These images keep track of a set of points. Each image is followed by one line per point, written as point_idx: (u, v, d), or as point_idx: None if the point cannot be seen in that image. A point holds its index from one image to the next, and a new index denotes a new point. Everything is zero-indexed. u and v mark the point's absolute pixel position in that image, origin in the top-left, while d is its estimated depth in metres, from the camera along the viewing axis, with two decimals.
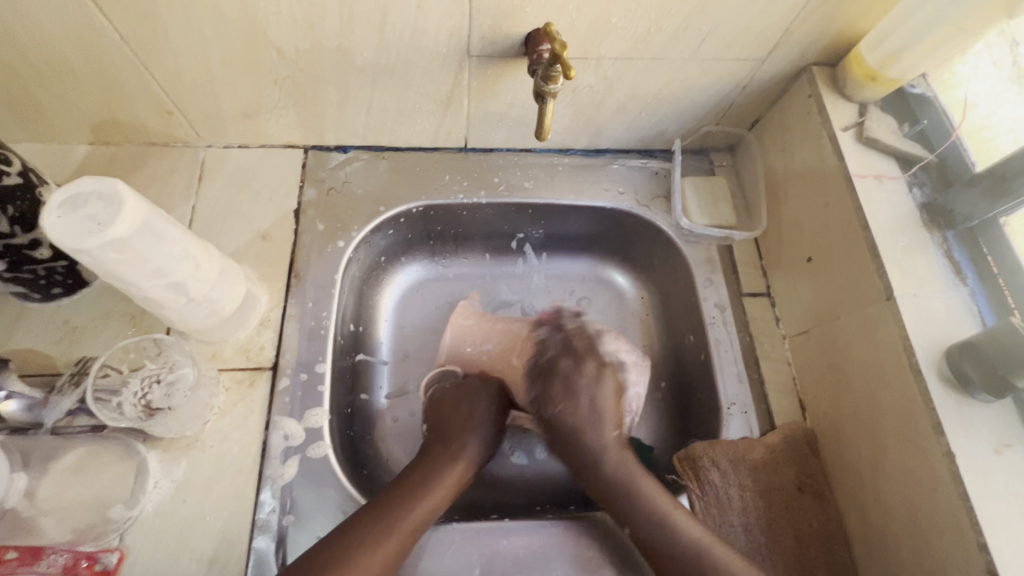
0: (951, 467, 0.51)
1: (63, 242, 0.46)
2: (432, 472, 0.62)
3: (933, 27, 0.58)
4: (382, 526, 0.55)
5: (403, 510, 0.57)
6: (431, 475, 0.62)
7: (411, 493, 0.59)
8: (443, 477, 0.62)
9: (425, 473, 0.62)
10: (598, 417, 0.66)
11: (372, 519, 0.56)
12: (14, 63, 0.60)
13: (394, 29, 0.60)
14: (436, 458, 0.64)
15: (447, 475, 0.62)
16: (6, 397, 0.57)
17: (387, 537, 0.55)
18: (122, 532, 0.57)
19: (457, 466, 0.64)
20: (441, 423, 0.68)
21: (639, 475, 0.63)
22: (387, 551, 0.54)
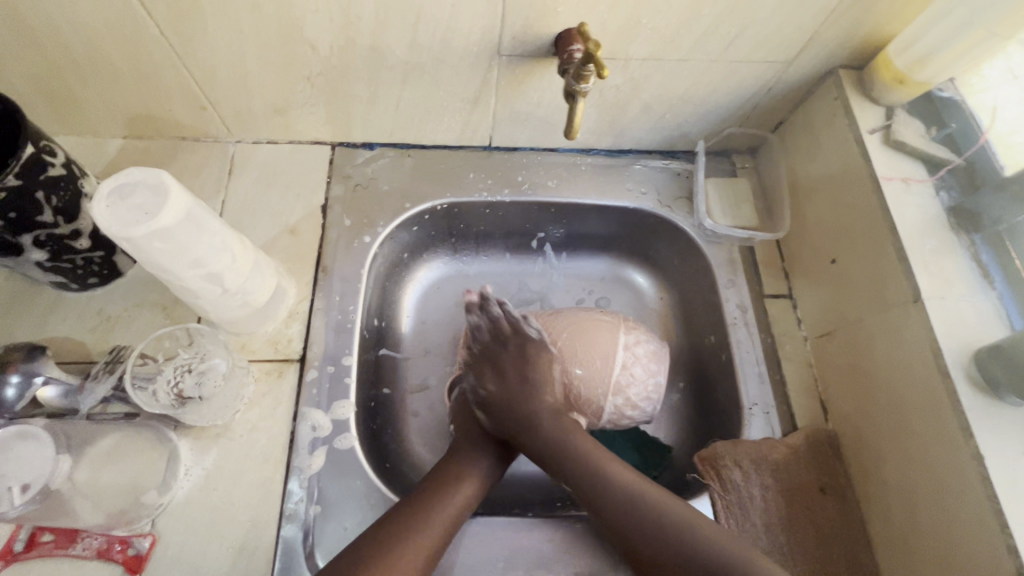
0: (980, 469, 0.51)
1: (111, 230, 0.48)
2: (465, 466, 0.64)
3: (963, 31, 0.59)
4: (424, 511, 0.57)
5: (441, 498, 0.59)
6: (463, 468, 0.63)
7: (447, 485, 0.61)
8: (475, 470, 0.64)
9: (460, 467, 0.64)
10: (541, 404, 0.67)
11: (409, 509, 0.57)
12: (57, 57, 0.62)
13: (427, 28, 0.61)
14: (469, 454, 0.66)
15: (478, 468, 0.64)
16: (44, 382, 0.58)
17: (427, 525, 0.56)
18: (154, 517, 0.58)
19: (488, 460, 0.66)
20: (467, 423, 0.70)
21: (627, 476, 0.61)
22: (428, 539, 0.55)
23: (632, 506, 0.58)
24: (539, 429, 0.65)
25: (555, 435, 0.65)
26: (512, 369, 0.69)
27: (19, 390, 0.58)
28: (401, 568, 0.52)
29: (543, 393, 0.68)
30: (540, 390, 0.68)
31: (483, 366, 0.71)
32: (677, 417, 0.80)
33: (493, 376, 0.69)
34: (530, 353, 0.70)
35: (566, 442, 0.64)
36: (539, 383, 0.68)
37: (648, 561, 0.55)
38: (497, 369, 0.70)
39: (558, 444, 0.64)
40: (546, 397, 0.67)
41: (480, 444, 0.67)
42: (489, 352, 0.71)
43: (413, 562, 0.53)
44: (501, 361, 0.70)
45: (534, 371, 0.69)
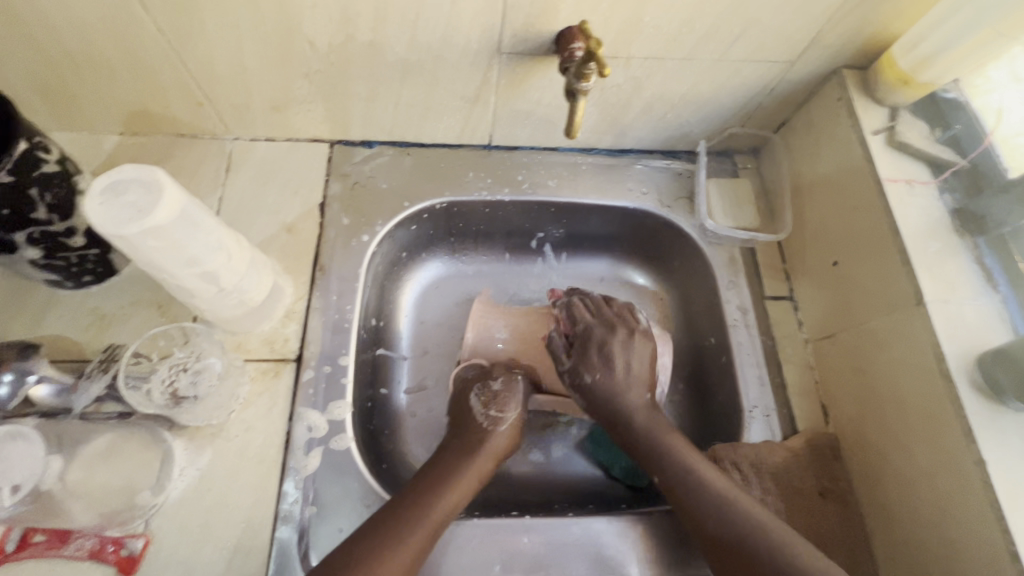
0: (982, 475, 0.51)
1: (105, 228, 0.47)
2: (450, 467, 0.61)
3: (969, 32, 0.58)
4: (410, 514, 0.55)
5: (427, 500, 0.57)
6: (453, 466, 0.62)
7: (433, 488, 0.59)
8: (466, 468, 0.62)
9: (450, 465, 0.62)
10: (621, 387, 0.66)
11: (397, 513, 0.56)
12: (52, 52, 0.61)
13: (427, 25, 0.60)
14: (456, 455, 0.63)
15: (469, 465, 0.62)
16: (37, 382, 0.57)
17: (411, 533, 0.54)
18: (147, 518, 0.57)
19: (475, 460, 0.63)
20: (460, 417, 0.68)
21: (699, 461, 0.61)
22: (413, 547, 0.54)
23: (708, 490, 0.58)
24: (632, 423, 0.64)
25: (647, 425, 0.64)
26: (608, 363, 0.67)
27: (11, 388, 0.56)
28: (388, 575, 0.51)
29: (636, 388, 0.66)
30: (626, 389, 0.66)
31: (580, 355, 0.68)
32: (676, 419, 0.79)
33: (590, 366, 0.67)
34: (625, 343, 0.68)
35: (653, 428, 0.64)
36: (630, 379, 0.66)
37: (713, 537, 0.56)
38: (597, 354, 0.67)
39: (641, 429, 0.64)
40: (637, 395, 0.66)
41: (469, 442, 0.65)
42: (591, 342, 0.68)
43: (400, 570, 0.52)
44: (593, 353, 0.67)
45: (631, 362, 0.67)
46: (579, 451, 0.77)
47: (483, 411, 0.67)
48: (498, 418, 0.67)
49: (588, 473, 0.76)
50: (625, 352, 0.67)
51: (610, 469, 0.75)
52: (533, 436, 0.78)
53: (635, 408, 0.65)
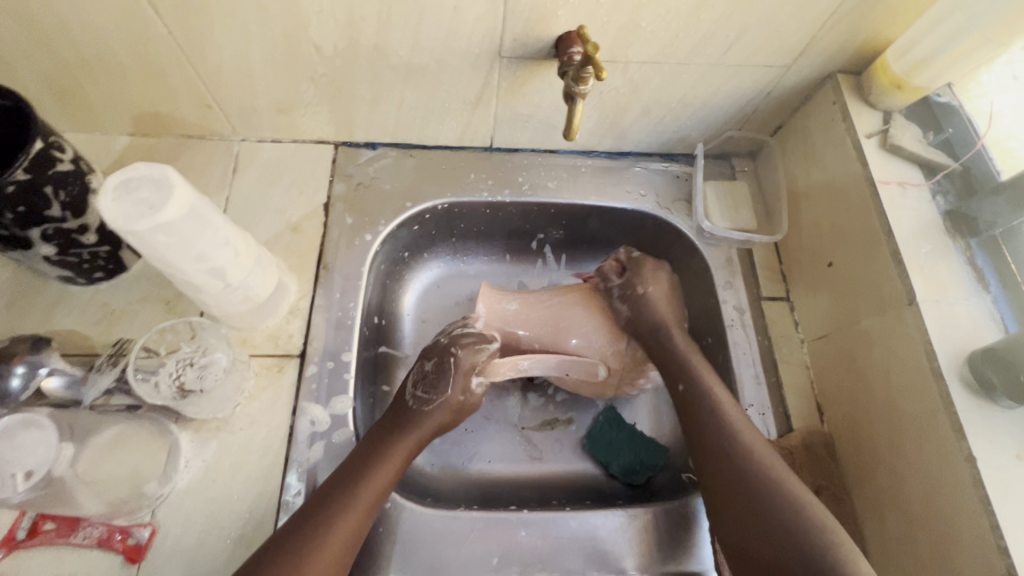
0: (972, 471, 0.52)
1: (117, 224, 0.49)
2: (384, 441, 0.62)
3: (959, 38, 0.60)
4: (336, 503, 0.55)
5: (354, 486, 0.57)
6: (379, 447, 0.61)
7: (369, 461, 0.59)
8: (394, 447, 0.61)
9: (375, 445, 0.61)
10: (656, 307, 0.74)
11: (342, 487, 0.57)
12: (67, 55, 0.63)
13: (430, 30, 0.62)
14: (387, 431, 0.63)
15: (398, 445, 0.62)
16: (49, 373, 0.60)
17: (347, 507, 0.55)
18: (154, 508, 0.58)
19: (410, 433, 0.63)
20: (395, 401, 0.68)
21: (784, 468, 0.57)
22: (352, 522, 0.55)
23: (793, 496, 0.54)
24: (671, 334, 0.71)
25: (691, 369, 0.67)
26: (648, 284, 0.74)
27: (24, 380, 0.59)
28: (332, 548, 0.53)
29: (670, 312, 0.73)
30: (658, 308, 0.73)
31: (634, 272, 0.75)
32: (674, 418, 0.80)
33: (642, 280, 0.74)
34: (664, 277, 0.76)
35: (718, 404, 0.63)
36: (671, 304, 0.75)
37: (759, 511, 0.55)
38: (648, 274, 0.75)
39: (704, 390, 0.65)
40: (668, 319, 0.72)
41: (395, 422, 0.64)
42: (642, 264, 0.76)
43: (342, 543, 0.54)
44: (645, 271, 0.75)
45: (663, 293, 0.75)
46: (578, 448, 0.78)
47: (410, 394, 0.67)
48: (427, 399, 0.66)
49: (586, 470, 0.77)
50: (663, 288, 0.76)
51: (607, 467, 0.76)
52: (532, 434, 0.78)
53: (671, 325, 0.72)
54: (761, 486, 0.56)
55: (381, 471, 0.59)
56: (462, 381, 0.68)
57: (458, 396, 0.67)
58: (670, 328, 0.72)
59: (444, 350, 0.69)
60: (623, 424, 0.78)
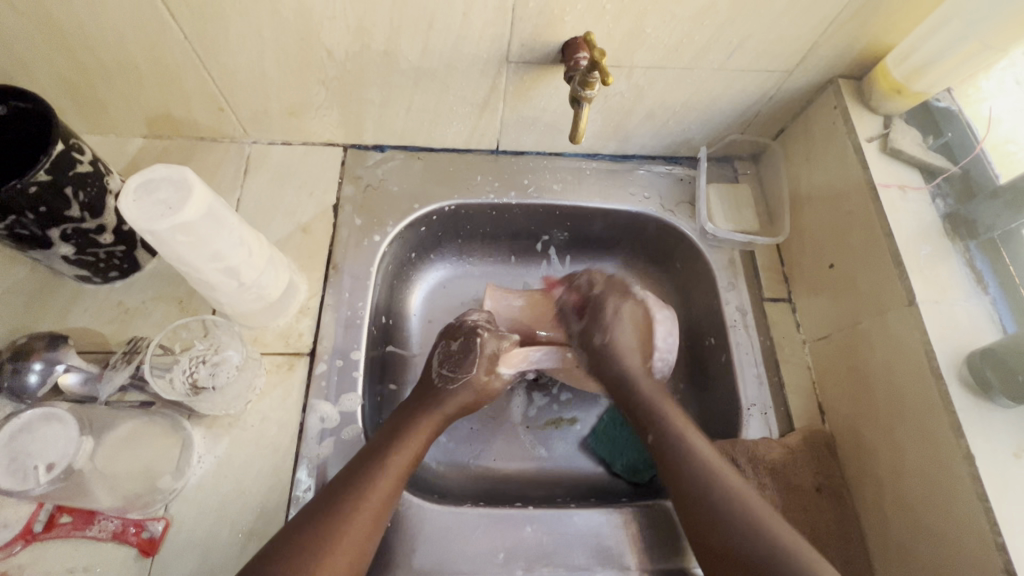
0: (970, 469, 0.53)
1: (137, 223, 0.50)
2: (405, 425, 0.64)
3: (958, 44, 0.61)
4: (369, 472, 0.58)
5: (384, 458, 0.59)
6: (406, 424, 0.64)
7: (390, 442, 0.61)
8: (419, 425, 0.65)
9: (403, 423, 0.64)
10: (618, 355, 0.71)
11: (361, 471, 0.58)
12: (85, 59, 0.65)
13: (439, 35, 0.64)
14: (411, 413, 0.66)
15: (423, 423, 0.65)
16: (66, 370, 0.61)
17: (374, 487, 0.57)
18: (167, 502, 0.60)
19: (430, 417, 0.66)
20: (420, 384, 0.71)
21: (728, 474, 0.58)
22: (383, 491, 0.57)
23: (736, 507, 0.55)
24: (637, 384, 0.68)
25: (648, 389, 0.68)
26: (614, 329, 0.72)
27: (41, 376, 0.60)
28: (358, 529, 0.54)
29: (636, 355, 0.71)
30: (626, 354, 0.71)
31: (595, 317, 0.74)
32: None
33: (602, 329, 0.73)
34: (631, 310, 0.73)
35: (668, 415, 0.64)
36: (630, 348, 0.71)
37: None
38: (609, 316, 0.73)
39: (647, 398, 0.67)
40: (635, 359, 0.71)
41: (422, 402, 0.68)
42: (603, 301, 0.74)
43: (370, 524, 0.55)
44: (604, 313, 0.73)
45: (636, 330, 0.72)
46: (582, 447, 0.79)
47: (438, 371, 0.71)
48: (451, 377, 0.70)
49: (589, 468, 0.78)
50: (619, 329, 0.72)
51: (611, 466, 0.77)
52: (537, 433, 0.80)
53: (636, 373, 0.70)
54: (737, 527, 0.54)
55: (408, 445, 0.62)
56: (485, 361, 0.72)
57: (481, 377, 0.71)
58: (634, 378, 0.69)
59: (470, 330, 0.73)
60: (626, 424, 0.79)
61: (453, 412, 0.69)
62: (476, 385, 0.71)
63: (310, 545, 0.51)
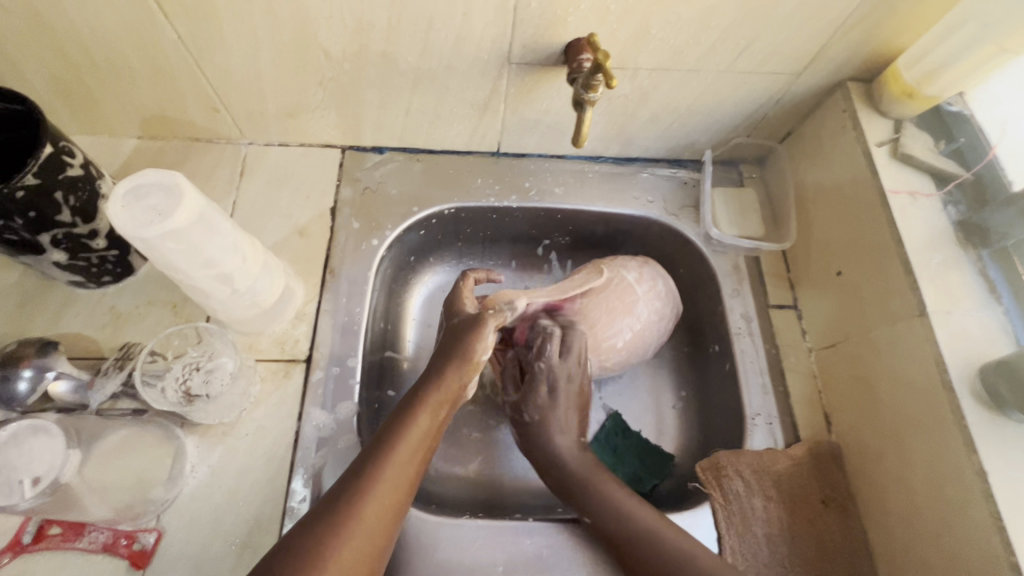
0: (983, 485, 0.51)
1: (126, 230, 0.49)
2: (415, 398, 0.59)
3: (973, 47, 0.59)
4: (376, 460, 0.53)
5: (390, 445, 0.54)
6: (414, 404, 0.58)
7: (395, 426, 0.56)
8: (427, 403, 0.59)
9: (412, 403, 0.59)
10: (545, 430, 0.66)
11: (377, 443, 0.55)
12: (77, 59, 0.63)
13: (439, 36, 0.62)
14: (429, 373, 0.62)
15: (431, 401, 0.59)
16: (56, 377, 0.60)
17: (391, 456, 0.54)
18: (159, 513, 0.58)
19: (438, 390, 0.60)
20: None
21: (633, 505, 0.60)
22: (392, 480, 0.53)
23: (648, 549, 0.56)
24: (565, 461, 0.64)
25: (579, 465, 0.64)
26: (552, 403, 0.67)
27: (32, 384, 0.59)
28: (377, 505, 0.51)
29: (568, 432, 0.66)
30: (558, 432, 0.66)
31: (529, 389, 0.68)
32: (681, 425, 0.79)
33: (539, 403, 0.67)
34: (578, 379, 0.68)
35: (598, 476, 0.63)
36: (557, 424, 0.66)
37: None
38: (541, 393, 0.67)
39: (578, 474, 0.63)
40: (566, 440, 0.66)
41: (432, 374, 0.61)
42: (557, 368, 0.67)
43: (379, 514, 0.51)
44: (539, 390, 0.67)
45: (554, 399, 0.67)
46: None
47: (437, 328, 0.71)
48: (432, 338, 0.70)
49: None
50: (541, 410, 0.67)
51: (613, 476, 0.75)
52: None
53: (561, 451, 0.65)
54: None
55: (416, 427, 0.57)
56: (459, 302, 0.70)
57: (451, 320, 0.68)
58: (554, 456, 0.65)
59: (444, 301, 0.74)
60: (629, 432, 0.77)
61: (464, 379, 0.61)
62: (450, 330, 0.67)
63: (328, 525, 0.49)
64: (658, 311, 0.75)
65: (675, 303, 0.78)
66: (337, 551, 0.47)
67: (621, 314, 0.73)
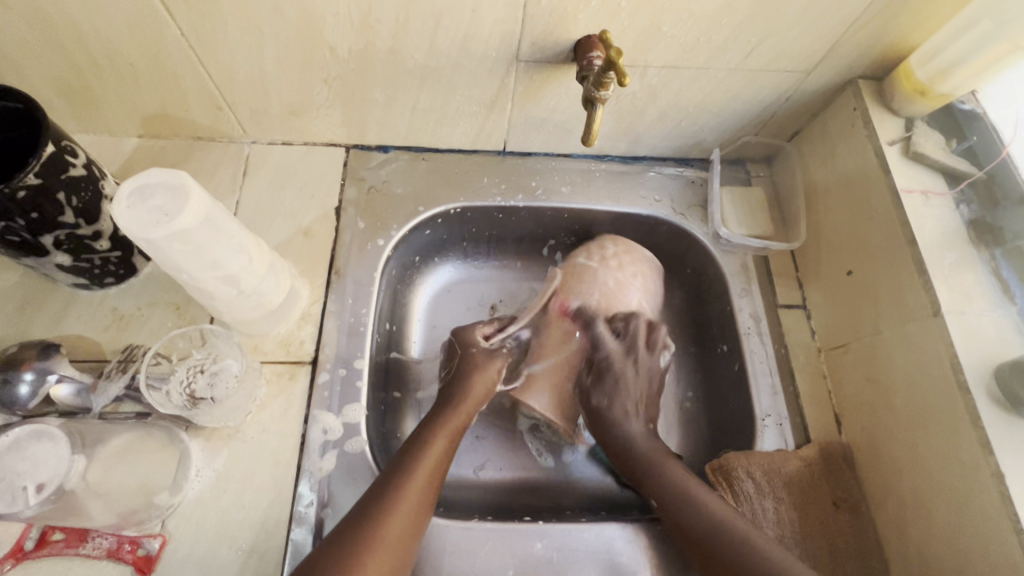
0: (1000, 486, 0.51)
1: (131, 231, 0.48)
2: (431, 424, 0.63)
3: (988, 45, 0.58)
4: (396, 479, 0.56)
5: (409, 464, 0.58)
6: (430, 428, 0.63)
7: (415, 446, 0.60)
8: (441, 427, 0.63)
9: (428, 427, 0.63)
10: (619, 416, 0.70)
11: (396, 466, 0.58)
12: (77, 57, 0.62)
13: (447, 33, 0.61)
14: (443, 408, 0.66)
15: (445, 424, 0.63)
16: (58, 381, 0.59)
17: (410, 477, 0.57)
18: (165, 518, 0.58)
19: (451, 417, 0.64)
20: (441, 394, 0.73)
21: (693, 485, 0.62)
22: (411, 496, 0.56)
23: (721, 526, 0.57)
24: (634, 445, 0.67)
25: (649, 449, 0.67)
26: (625, 387, 0.72)
27: (33, 387, 0.58)
28: (398, 522, 0.53)
29: (638, 416, 0.70)
30: (627, 418, 0.70)
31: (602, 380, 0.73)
32: (689, 427, 0.78)
33: (604, 391, 0.72)
34: (646, 369, 0.73)
35: (663, 461, 0.65)
36: (630, 410, 0.71)
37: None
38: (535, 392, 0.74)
39: (644, 454, 0.66)
40: (634, 424, 0.70)
41: (446, 401, 0.67)
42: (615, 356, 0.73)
43: (400, 530, 0.53)
44: (609, 380, 0.72)
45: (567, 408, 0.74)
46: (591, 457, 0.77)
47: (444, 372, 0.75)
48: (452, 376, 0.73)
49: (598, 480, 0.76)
50: (607, 397, 0.72)
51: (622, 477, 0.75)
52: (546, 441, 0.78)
53: (635, 435, 0.69)
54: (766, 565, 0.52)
55: (431, 448, 0.60)
56: (471, 333, 0.74)
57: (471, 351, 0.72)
58: (629, 440, 0.68)
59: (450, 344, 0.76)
60: None
61: (473, 405, 0.67)
62: (473, 360, 0.71)
63: (355, 542, 0.51)
64: (635, 267, 0.78)
65: (647, 259, 0.79)
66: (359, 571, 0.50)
67: (591, 288, 0.77)
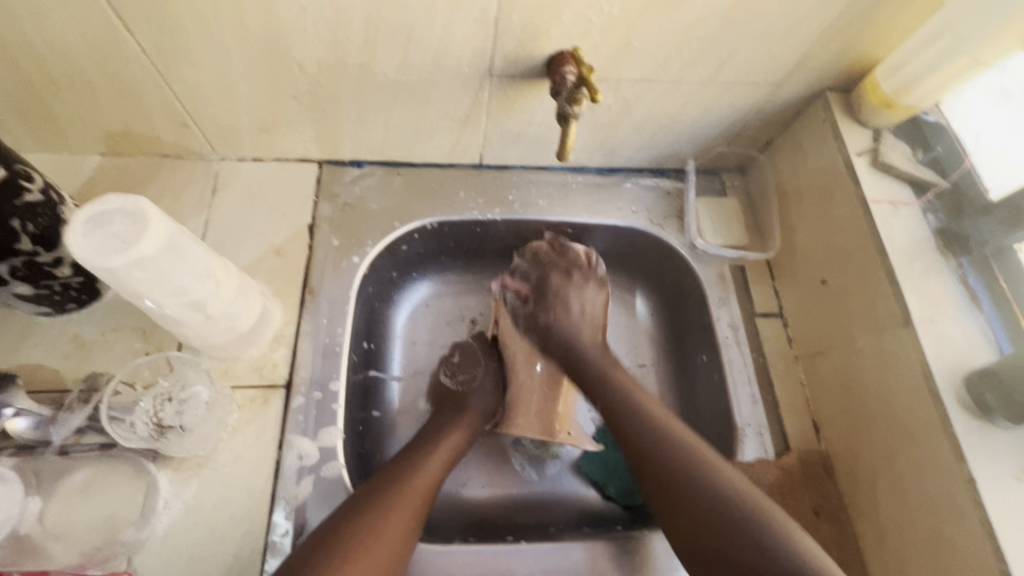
0: (973, 493, 0.52)
1: (87, 261, 0.46)
2: (447, 420, 0.69)
3: (949, 59, 0.60)
4: (412, 461, 0.61)
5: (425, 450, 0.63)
6: (446, 423, 0.68)
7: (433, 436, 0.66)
8: (457, 421, 0.69)
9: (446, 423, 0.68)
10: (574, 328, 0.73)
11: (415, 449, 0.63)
12: (32, 75, 0.60)
13: (417, 49, 0.60)
14: (456, 410, 0.71)
15: (460, 419, 0.69)
16: (14, 415, 0.55)
17: (427, 461, 0.61)
18: (131, 555, 0.55)
19: (465, 412, 0.70)
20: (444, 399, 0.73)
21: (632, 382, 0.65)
22: (430, 470, 0.61)
23: (691, 488, 0.53)
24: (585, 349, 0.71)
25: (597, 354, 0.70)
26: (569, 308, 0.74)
27: None
28: (413, 496, 0.57)
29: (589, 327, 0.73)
30: (578, 329, 0.73)
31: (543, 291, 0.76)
32: None
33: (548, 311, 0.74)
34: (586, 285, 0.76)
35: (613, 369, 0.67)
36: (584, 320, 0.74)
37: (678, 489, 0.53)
38: (519, 413, 0.74)
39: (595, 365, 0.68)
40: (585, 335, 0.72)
41: (459, 403, 0.71)
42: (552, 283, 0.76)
43: (417, 500, 0.57)
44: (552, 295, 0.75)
45: (551, 388, 0.75)
46: (574, 470, 0.77)
47: (452, 382, 0.75)
48: (468, 381, 0.74)
49: (582, 494, 0.75)
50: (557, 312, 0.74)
51: (604, 489, 0.75)
52: (529, 455, 0.77)
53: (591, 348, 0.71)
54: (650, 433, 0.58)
55: (450, 436, 0.66)
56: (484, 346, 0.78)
57: (489, 361, 0.76)
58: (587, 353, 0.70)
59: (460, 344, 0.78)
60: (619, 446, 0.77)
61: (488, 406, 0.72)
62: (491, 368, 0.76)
63: (370, 513, 0.53)
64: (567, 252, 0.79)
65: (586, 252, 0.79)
66: (371, 541, 0.51)
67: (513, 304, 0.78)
